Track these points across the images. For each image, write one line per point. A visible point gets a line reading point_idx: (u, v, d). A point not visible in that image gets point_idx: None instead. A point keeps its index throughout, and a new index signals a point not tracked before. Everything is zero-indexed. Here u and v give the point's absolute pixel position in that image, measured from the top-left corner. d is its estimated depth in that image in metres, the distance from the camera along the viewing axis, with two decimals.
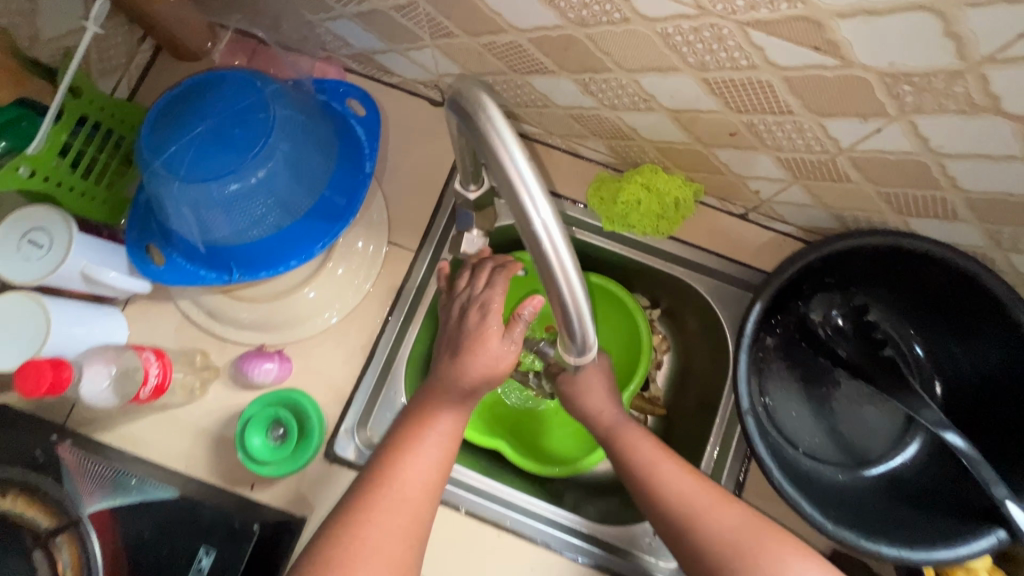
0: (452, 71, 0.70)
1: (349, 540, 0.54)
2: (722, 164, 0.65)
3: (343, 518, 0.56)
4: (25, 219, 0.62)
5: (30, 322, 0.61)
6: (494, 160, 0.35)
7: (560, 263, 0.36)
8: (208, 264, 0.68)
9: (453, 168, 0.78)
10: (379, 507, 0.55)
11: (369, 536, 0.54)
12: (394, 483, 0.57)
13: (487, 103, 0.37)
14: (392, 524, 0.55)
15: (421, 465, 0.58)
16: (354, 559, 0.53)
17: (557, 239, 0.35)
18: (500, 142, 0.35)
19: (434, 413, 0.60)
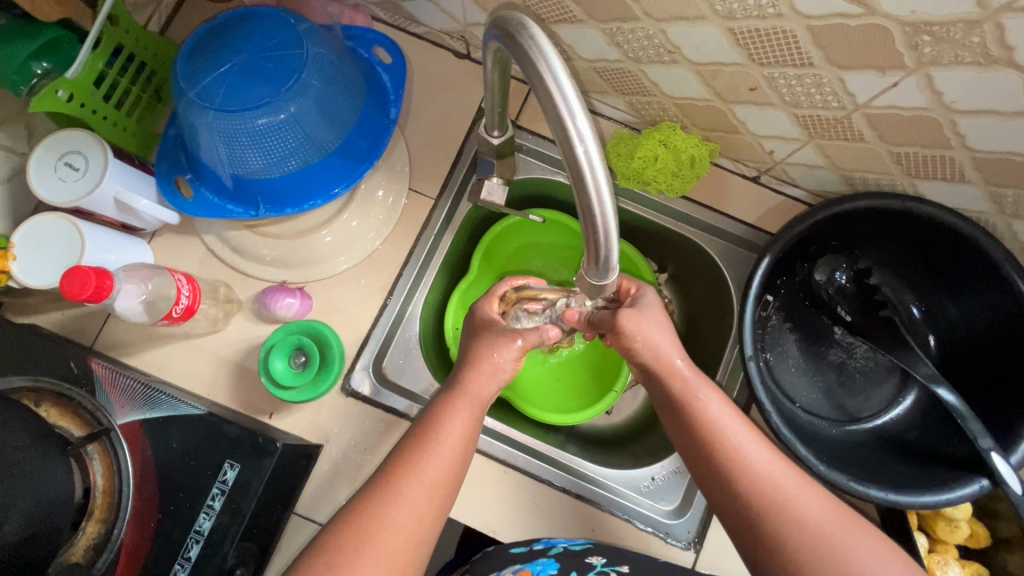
0: (480, 20, 0.71)
1: (420, 448, 0.58)
2: (740, 122, 0.67)
3: (418, 431, 0.60)
4: (61, 142, 0.64)
5: (65, 242, 0.63)
6: (538, 79, 0.37)
7: (593, 184, 0.38)
8: (235, 199, 0.70)
9: (473, 121, 0.80)
10: (459, 415, 0.61)
11: (435, 462, 0.57)
12: (475, 397, 0.62)
13: (529, 26, 0.39)
14: (459, 432, 0.60)
15: (492, 383, 0.63)
16: (423, 464, 0.57)
17: (595, 160, 0.37)
18: (544, 65, 0.37)
19: (505, 339, 0.64)
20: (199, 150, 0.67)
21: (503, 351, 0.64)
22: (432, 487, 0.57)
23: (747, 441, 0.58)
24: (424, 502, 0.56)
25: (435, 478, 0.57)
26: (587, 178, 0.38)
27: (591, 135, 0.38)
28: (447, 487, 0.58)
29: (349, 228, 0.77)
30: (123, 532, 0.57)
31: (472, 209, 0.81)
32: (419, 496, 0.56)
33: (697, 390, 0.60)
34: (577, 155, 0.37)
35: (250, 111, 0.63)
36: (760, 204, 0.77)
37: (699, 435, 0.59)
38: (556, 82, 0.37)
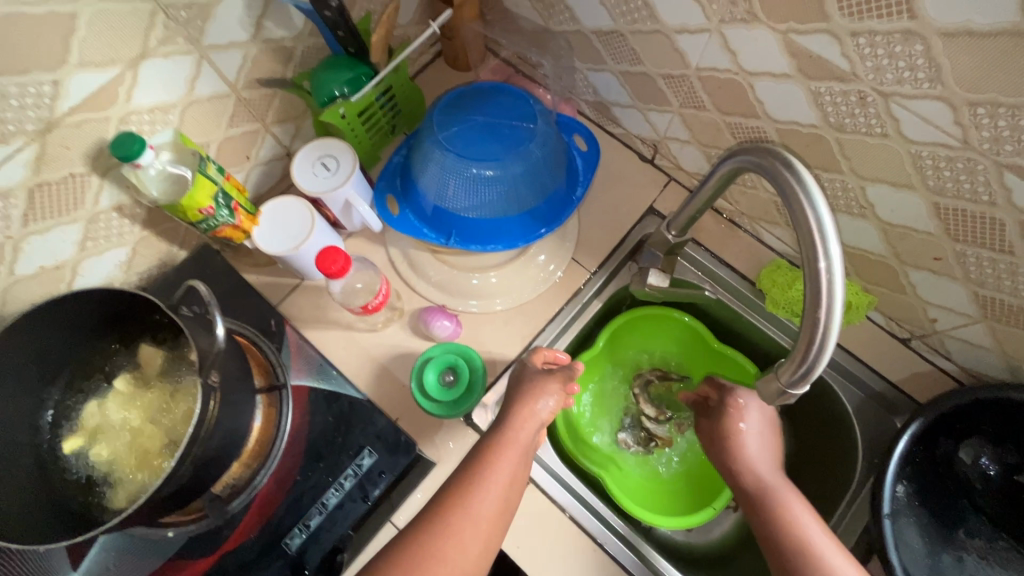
0: (680, 136, 0.81)
1: (471, 481, 0.62)
2: (909, 285, 0.70)
3: (473, 463, 0.64)
4: (322, 145, 0.78)
5: (299, 223, 0.75)
6: (795, 204, 0.44)
7: (829, 299, 0.44)
8: (432, 226, 0.82)
9: (642, 217, 0.88)
10: (506, 459, 0.63)
11: (483, 501, 0.61)
12: (518, 440, 0.66)
13: (791, 160, 0.46)
14: (508, 474, 0.63)
15: (532, 425, 0.68)
16: (466, 514, 0.60)
17: (837, 278, 0.43)
18: (806, 196, 0.44)
19: (551, 388, 0.70)
20: (421, 179, 0.80)
21: (548, 392, 0.70)
22: (481, 522, 0.60)
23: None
24: (474, 537, 0.59)
25: (484, 513, 0.60)
26: (823, 295, 0.44)
27: (837, 260, 0.43)
28: (495, 528, 0.61)
29: (510, 277, 0.85)
30: (263, 482, 0.64)
31: (623, 289, 0.88)
32: (470, 530, 0.59)
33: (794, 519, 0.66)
34: (819, 269, 0.43)
35: (482, 162, 0.76)
36: (905, 366, 0.77)
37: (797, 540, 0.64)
38: (816, 211, 0.43)
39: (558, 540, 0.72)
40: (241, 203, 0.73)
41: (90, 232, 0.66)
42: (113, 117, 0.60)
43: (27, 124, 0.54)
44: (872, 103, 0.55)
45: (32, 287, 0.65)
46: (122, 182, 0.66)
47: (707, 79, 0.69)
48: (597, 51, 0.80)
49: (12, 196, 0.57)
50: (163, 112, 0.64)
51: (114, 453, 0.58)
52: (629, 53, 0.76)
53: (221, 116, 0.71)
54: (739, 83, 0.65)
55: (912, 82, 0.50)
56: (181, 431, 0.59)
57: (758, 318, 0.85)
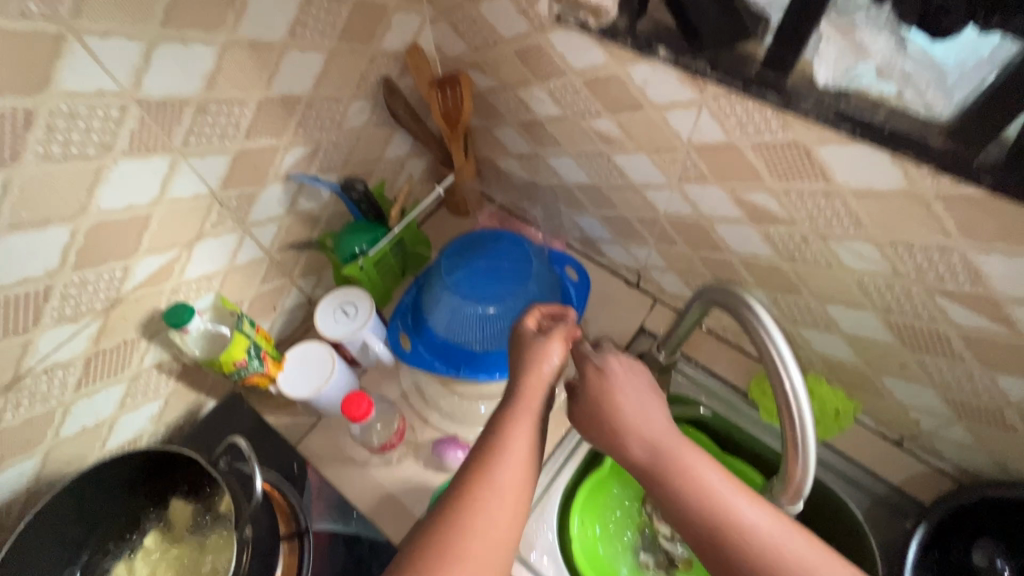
0: (659, 266, 0.92)
1: (482, 456, 0.49)
2: (886, 390, 0.76)
3: (469, 469, 0.49)
4: (341, 294, 0.87)
5: (320, 368, 0.82)
6: (759, 336, 0.53)
7: (800, 418, 0.50)
8: (443, 358, 0.88)
9: (634, 336, 0.96)
10: (524, 427, 0.51)
11: (508, 457, 0.49)
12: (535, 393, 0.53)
13: (750, 299, 0.55)
14: (529, 438, 0.50)
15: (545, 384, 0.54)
16: (499, 462, 0.48)
17: (802, 401, 0.50)
18: (764, 330, 0.52)
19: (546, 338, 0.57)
20: (432, 317, 0.88)
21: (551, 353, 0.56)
22: (507, 496, 0.47)
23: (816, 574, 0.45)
24: (502, 511, 0.47)
25: (510, 484, 0.48)
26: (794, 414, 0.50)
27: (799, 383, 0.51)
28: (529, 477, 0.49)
29: None
30: None
31: None
32: (498, 505, 0.47)
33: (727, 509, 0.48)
34: (786, 392, 0.50)
35: (484, 300, 0.86)
36: (902, 467, 0.80)
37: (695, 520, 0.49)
38: (775, 343, 0.51)
39: None
40: (269, 351, 0.80)
41: (131, 389, 0.72)
42: (166, 289, 0.69)
43: (95, 303, 0.62)
44: (814, 241, 0.65)
45: (71, 447, 0.69)
46: (165, 342, 0.73)
47: (675, 221, 0.80)
48: (580, 200, 0.93)
49: (70, 366, 0.63)
50: (207, 280, 0.74)
51: None
52: (606, 201, 0.89)
53: (255, 276, 0.81)
54: (703, 225, 0.77)
55: (842, 226, 0.61)
56: None
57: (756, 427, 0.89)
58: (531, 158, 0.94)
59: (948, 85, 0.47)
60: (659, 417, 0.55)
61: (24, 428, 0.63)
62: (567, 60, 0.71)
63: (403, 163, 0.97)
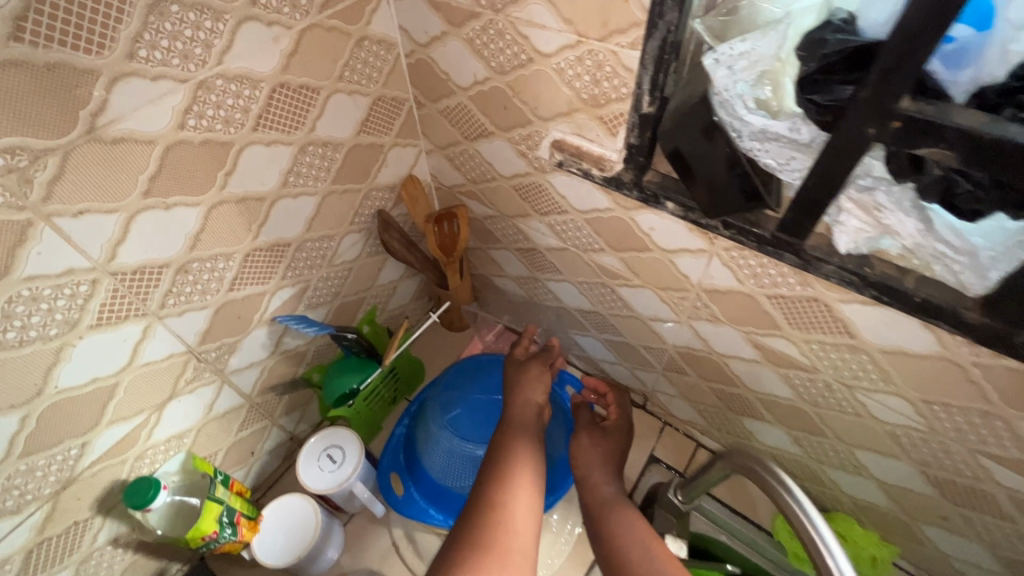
0: (668, 391, 0.87)
1: (492, 517, 0.59)
2: (925, 537, 0.69)
3: (475, 528, 0.58)
4: (326, 435, 0.79)
5: (301, 525, 0.73)
6: (802, 527, 0.48)
7: None
8: (440, 506, 0.79)
9: (645, 468, 0.91)
10: (524, 481, 0.64)
11: (516, 518, 0.60)
12: (526, 458, 0.67)
13: (789, 485, 0.51)
14: (527, 499, 0.63)
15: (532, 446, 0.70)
16: (514, 530, 0.59)
17: None
18: (812, 526, 0.47)
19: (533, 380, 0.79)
20: (427, 457, 0.81)
21: (532, 387, 0.78)
22: (518, 556, 0.56)
23: None
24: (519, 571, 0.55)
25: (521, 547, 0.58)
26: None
27: None
28: (537, 533, 0.61)
29: None
30: None
31: None
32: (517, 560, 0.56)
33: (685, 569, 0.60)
34: None
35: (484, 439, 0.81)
36: None
37: None
38: (825, 540, 0.46)
39: None
40: (246, 511, 0.71)
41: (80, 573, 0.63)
42: (130, 457, 0.62)
43: (43, 489, 0.54)
44: (839, 389, 0.61)
45: None
46: (124, 513, 0.64)
47: (685, 353, 0.77)
48: (581, 322, 0.90)
49: (6, 563, 0.54)
50: (178, 438, 0.67)
51: None
52: (610, 326, 0.85)
53: (232, 425, 0.74)
54: (715, 359, 0.73)
55: (869, 379, 0.58)
56: None
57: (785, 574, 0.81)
58: (529, 280, 0.91)
59: (983, 269, 0.42)
60: (655, 549, 0.63)
61: None
62: (568, 200, 0.69)
63: (396, 285, 0.93)
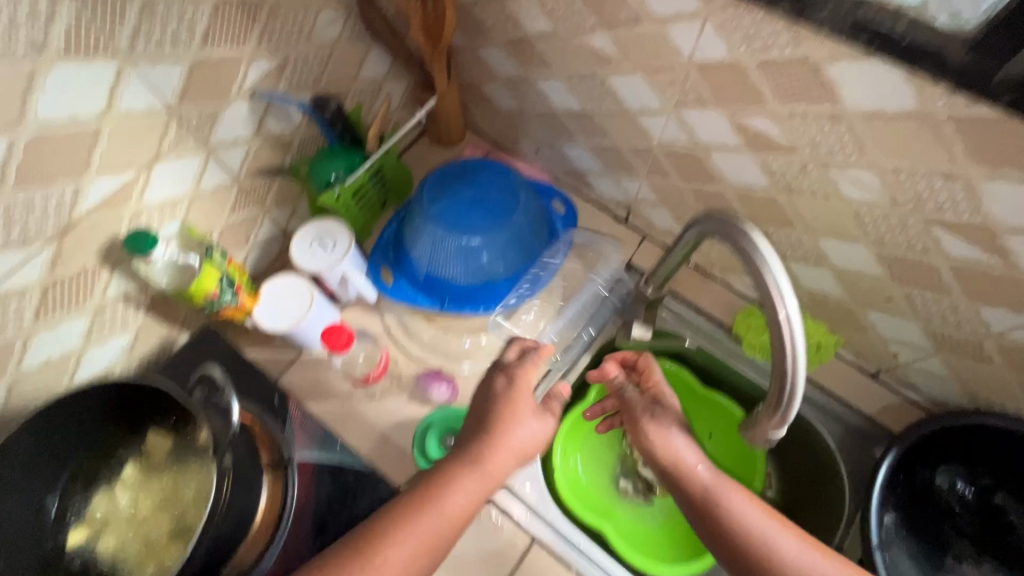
0: (650, 199, 0.89)
1: (426, 504, 0.60)
2: (869, 324, 0.76)
3: (432, 476, 0.63)
4: (316, 226, 0.82)
5: (298, 299, 0.79)
6: (756, 267, 0.51)
7: (793, 348, 0.50)
8: (427, 292, 0.87)
9: (623, 273, 0.94)
10: (466, 486, 0.62)
11: (450, 506, 0.60)
12: (489, 474, 0.63)
13: (749, 230, 0.52)
14: (468, 497, 0.61)
15: (505, 459, 0.63)
16: (441, 522, 0.59)
17: (797, 335, 0.49)
18: (764, 264, 0.50)
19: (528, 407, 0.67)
20: (414, 249, 0.85)
21: (525, 417, 0.66)
22: (444, 518, 0.60)
23: (778, 533, 0.64)
24: (434, 526, 0.59)
25: (451, 512, 0.60)
26: (788, 348, 0.50)
27: (795, 317, 0.50)
28: (458, 528, 0.61)
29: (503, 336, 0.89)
30: (270, 564, 0.64)
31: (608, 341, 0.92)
32: (439, 526, 0.59)
33: (719, 487, 0.68)
34: (781, 323, 0.50)
35: (469, 234, 0.82)
36: (877, 399, 0.83)
37: (724, 529, 0.65)
38: (774, 275, 0.50)
39: None
40: (244, 283, 0.76)
41: (97, 322, 0.69)
42: (126, 214, 0.64)
43: (46, 228, 0.57)
44: (814, 170, 0.63)
45: (37, 381, 0.66)
46: (129, 272, 0.69)
47: (669, 151, 0.77)
48: (570, 128, 0.88)
49: (25, 295, 0.59)
50: (171, 207, 0.69)
51: (124, 543, 0.59)
52: (598, 130, 0.84)
53: (224, 206, 0.76)
54: (698, 154, 0.73)
55: (844, 153, 0.59)
56: (190, 515, 0.59)
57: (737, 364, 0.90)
58: (518, 81, 0.87)
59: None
60: (750, 515, 0.65)
61: None
62: None
63: (380, 85, 0.90)
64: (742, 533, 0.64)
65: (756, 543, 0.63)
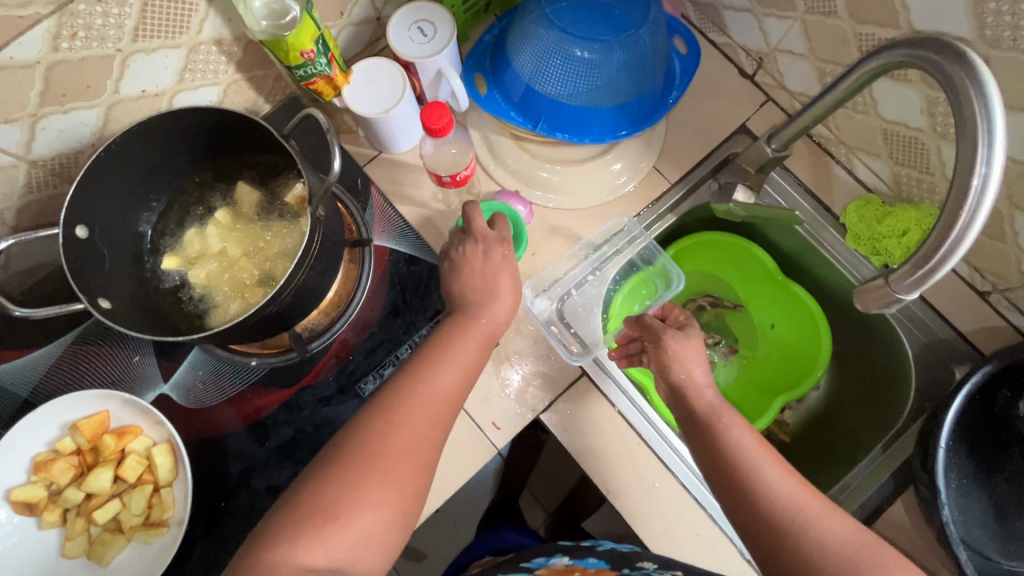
0: (795, 48, 0.76)
1: (379, 423, 0.53)
2: (1011, 231, 0.68)
3: (359, 431, 0.53)
4: (418, 9, 0.74)
5: (389, 88, 0.72)
6: (967, 96, 0.42)
7: (974, 204, 0.42)
8: (520, 110, 0.79)
9: (734, 133, 0.84)
10: (418, 403, 0.55)
11: (395, 435, 0.53)
12: (425, 415, 0.55)
13: (968, 53, 0.43)
14: (415, 428, 0.54)
15: (433, 411, 0.55)
16: (395, 421, 0.54)
17: (990, 188, 0.41)
18: (979, 92, 0.41)
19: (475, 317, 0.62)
20: (517, 55, 0.77)
21: (479, 318, 0.62)
22: (403, 430, 0.53)
23: (763, 463, 0.57)
24: (389, 454, 0.52)
25: (409, 420, 0.54)
26: (969, 205, 0.42)
27: (997, 168, 0.41)
28: (431, 425, 0.55)
29: (592, 175, 0.84)
30: (341, 330, 0.67)
31: (700, 206, 0.86)
32: (397, 436, 0.53)
33: (718, 412, 0.62)
34: (974, 172, 0.41)
35: (583, 45, 0.73)
36: (978, 317, 0.77)
37: (719, 454, 0.59)
38: (989, 107, 0.41)
39: (619, 436, 0.73)
40: (336, 55, 0.71)
41: (190, 62, 0.65)
42: None
43: None
44: None
45: (132, 109, 0.65)
46: (225, 12, 0.64)
47: None
48: None
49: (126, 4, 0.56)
50: None
51: (212, 277, 0.61)
52: None
53: None
54: None
55: None
56: (274, 267, 0.61)
57: (833, 256, 0.83)
58: None
59: None
60: (743, 437, 0.60)
61: (85, 69, 0.58)
62: None
63: None
64: (733, 459, 0.58)
65: (735, 460, 0.58)
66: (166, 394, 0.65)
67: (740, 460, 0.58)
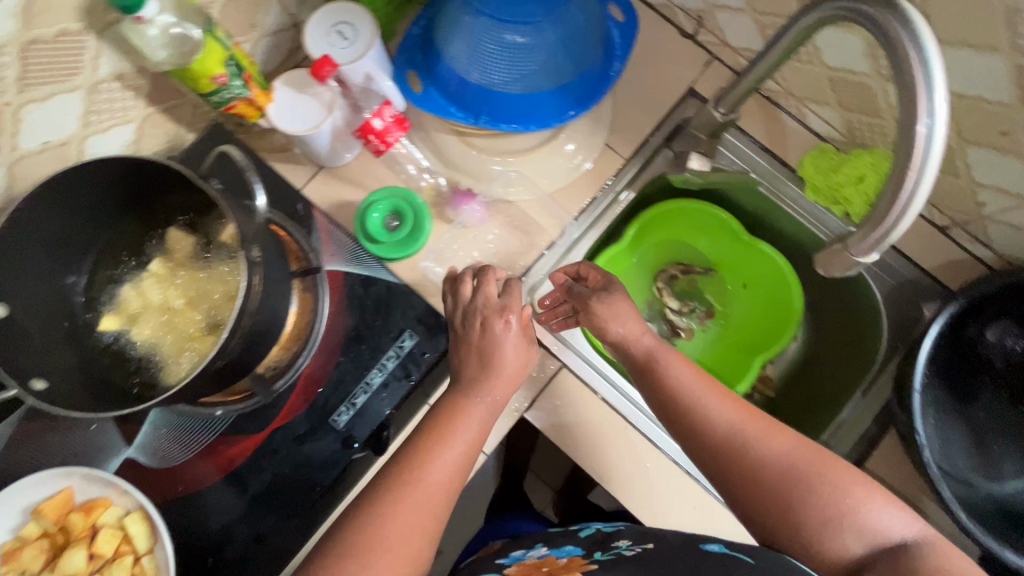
0: (732, 4, 0.72)
1: (377, 508, 0.52)
2: (963, 165, 0.67)
3: (358, 521, 0.52)
4: (335, 11, 0.69)
5: (313, 102, 0.68)
6: (901, 49, 0.40)
7: (922, 160, 0.41)
8: (461, 105, 0.75)
9: (682, 99, 0.81)
10: (424, 483, 0.53)
11: (396, 523, 0.51)
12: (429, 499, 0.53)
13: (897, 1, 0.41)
14: (423, 508, 0.53)
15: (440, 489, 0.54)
16: (401, 502, 0.52)
17: (936, 142, 0.40)
18: (912, 45, 0.40)
19: (477, 390, 0.59)
20: (447, 47, 0.73)
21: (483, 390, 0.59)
22: (414, 513, 0.52)
23: (714, 403, 0.58)
24: (400, 539, 0.51)
25: (419, 504, 0.53)
26: (918, 160, 0.41)
27: (942, 121, 0.40)
28: (440, 507, 0.54)
29: (545, 161, 0.81)
30: (305, 364, 0.65)
31: (656, 178, 0.84)
32: (406, 521, 0.52)
33: (659, 357, 0.62)
34: (916, 128, 0.40)
35: (514, 29, 0.70)
36: (940, 253, 0.77)
37: (673, 403, 0.59)
38: (923, 58, 0.39)
39: (604, 423, 0.72)
40: (253, 74, 0.66)
41: (91, 104, 0.60)
42: None
43: None
44: None
45: (38, 164, 0.60)
46: (119, 45, 0.59)
47: None
48: None
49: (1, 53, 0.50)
50: None
51: (156, 332, 0.57)
52: None
53: None
54: None
55: None
56: (222, 311, 0.58)
57: (796, 210, 0.82)
58: None
59: None
60: (683, 375, 0.60)
61: None
62: None
63: None
64: (688, 407, 0.58)
65: (687, 404, 0.59)
66: (132, 458, 0.62)
67: (692, 403, 0.58)
